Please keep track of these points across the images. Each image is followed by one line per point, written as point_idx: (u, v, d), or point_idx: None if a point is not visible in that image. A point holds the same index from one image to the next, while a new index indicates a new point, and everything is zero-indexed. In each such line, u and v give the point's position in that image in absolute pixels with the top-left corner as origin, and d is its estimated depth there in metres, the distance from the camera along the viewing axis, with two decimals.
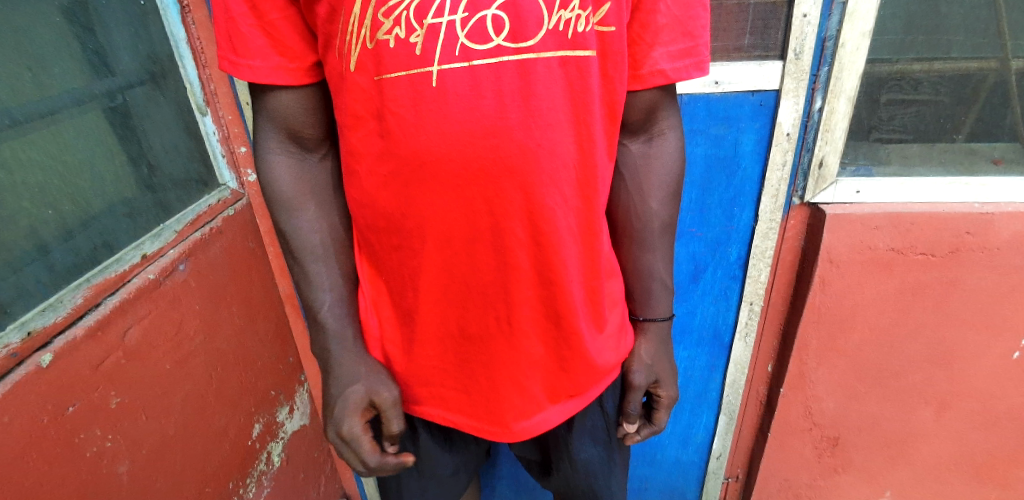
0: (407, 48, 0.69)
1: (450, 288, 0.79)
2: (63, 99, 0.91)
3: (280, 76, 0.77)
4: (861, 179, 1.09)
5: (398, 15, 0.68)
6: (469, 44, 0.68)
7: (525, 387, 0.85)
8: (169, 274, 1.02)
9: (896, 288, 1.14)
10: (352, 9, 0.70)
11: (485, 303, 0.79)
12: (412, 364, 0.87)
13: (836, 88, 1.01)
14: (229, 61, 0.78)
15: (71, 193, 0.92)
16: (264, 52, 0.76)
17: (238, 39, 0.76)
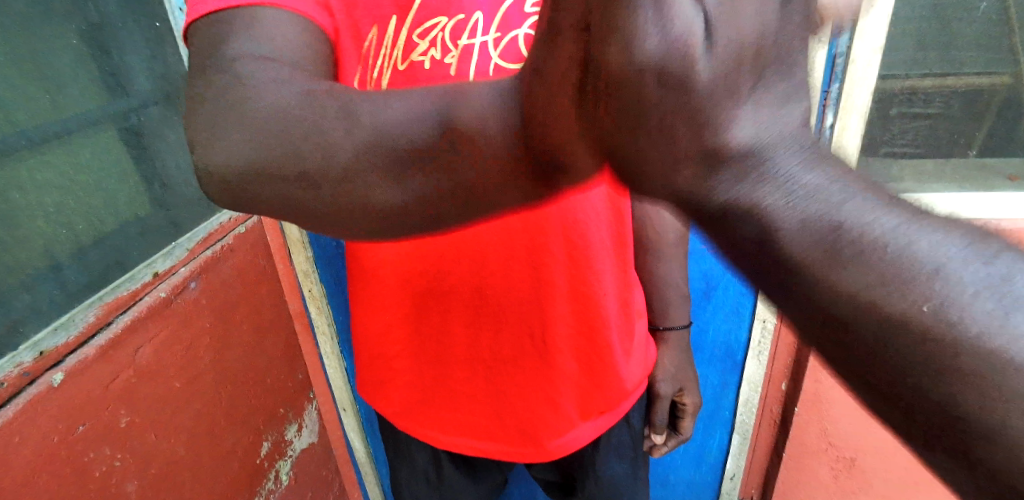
0: (442, 68, 0.67)
1: (484, 309, 0.77)
2: (78, 120, 0.93)
3: (295, 6, 0.57)
4: None
5: (433, 36, 0.67)
6: (502, 64, 0.67)
7: (560, 405, 0.82)
8: (180, 292, 1.02)
9: None
10: (382, 29, 0.67)
11: (521, 323, 0.78)
12: (439, 391, 0.84)
13: (848, 105, 1.00)
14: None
15: (85, 212, 0.94)
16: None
17: None
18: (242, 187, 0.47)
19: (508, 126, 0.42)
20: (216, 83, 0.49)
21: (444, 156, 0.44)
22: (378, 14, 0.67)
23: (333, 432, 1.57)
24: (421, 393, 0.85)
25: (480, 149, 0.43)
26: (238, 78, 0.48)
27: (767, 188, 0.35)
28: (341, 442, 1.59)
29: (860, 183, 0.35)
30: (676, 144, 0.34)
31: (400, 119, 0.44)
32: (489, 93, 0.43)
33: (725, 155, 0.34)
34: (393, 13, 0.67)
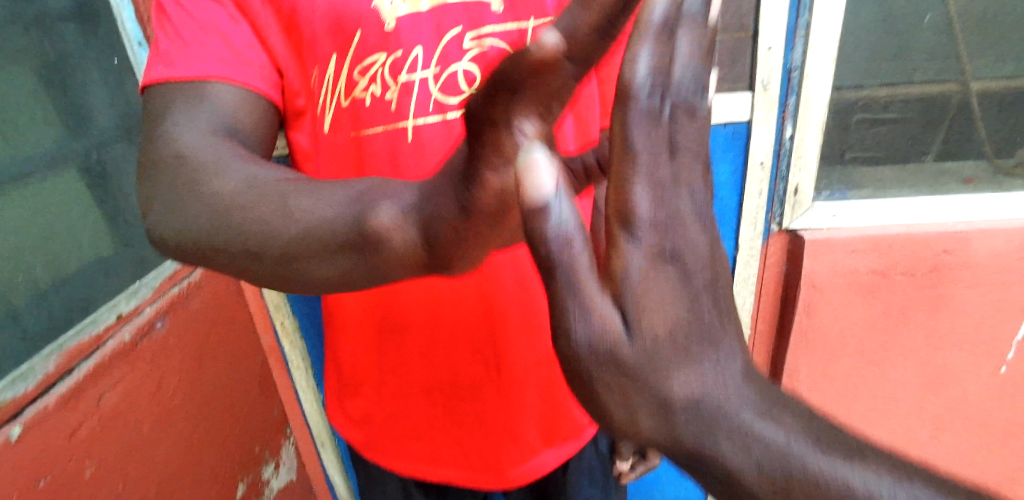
0: (384, 105, 0.65)
1: (440, 339, 0.77)
2: (37, 160, 0.91)
3: (246, 74, 0.60)
4: (836, 203, 1.10)
5: (373, 72, 0.65)
6: (442, 98, 0.66)
7: (521, 434, 0.81)
8: (146, 332, 0.99)
9: (882, 310, 1.15)
10: (324, 69, 0.65)
11: (476, 354, 0.77)
12: (398, 419, 0.83)
13: (806, 117, 1.03)
14: (164, 65, 0.58)
15: (44, 256, 0.91)
16: (227, 37, 0.60)
17: (181, 43, 0.59)
18: (193, 246, 0.50)
19: (421, 234, 0.45)
20: (170, 155, 0.52)
21: (359, 253, 0.47)
22: (319, 55, 0.65)
23: (313, 468, 1.54)
24: (380, 422, 0.84)
25: (391, 254, 0.46)
26: (185, 154, 0.51)
27: (731, 449, 0.38)
28: (321, 477, 1.56)
29: (803, 425, 0.39)
30: (629, 405, 0.40)
31: (328, 212, 0.47)
32: (405, 201, 0.45)
33: (676, 411, 0.39)
34: (333, 52, 0.65)
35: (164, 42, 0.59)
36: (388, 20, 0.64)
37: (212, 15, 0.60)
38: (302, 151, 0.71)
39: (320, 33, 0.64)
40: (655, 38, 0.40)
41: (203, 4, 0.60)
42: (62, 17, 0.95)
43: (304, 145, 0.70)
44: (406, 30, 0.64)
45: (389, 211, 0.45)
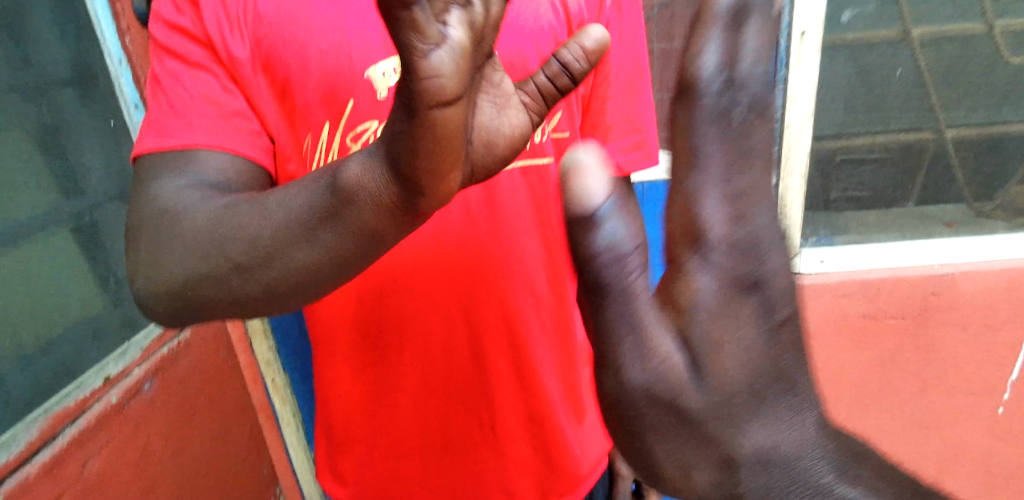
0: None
1: (431, 371, 0.75)
2: (29, 226, 0.90)
3: (236, 143, 0.59)
4: (823, 249, 1.13)
5: (366, 138, 0.62)
6: None
7: (515, 492, 0.79)
8: (134, 394, 0.97)
9: (876, 355, 1.16)
10: (316, 136, 0.63)
11: (470, 385, 0.76)
12: (389, 482, 0.80)
13: (789, 167, 1.06)
14: (157, 136, 0.58)
15: (32, 320, 0.89)
16: (219, 106, 0.59)
17: (175, 112, 0.58)
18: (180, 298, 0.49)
19: (388, 181, 0.38)
20: (161, 206, 0.52)
21: (334, 223, 0.42)
22: (310, 122, 0.63)
23: None
24: (370, 486, 0.81)
25: (363, 216, 0.40)
26: (174, 210, 0.50)
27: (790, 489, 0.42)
28: None
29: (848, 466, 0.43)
30: (682, 457, 0.42)
31: (302, 197, 0.43)
32: (370, 150, 0.39)
33: (738, 463, 0.42)
34: (324, 120, 0.63)
35: (158, 114, 0.59)
36: (380, 90, 0.62)
37: (204, 86, 0.59)
38: None
39: (311, 101, 0.62)
40: (722, 25, 0.40)
41: (196, 75, 0.59)
42: (61, 83, 0.96)
43: None
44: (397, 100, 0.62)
45: (357, 165, 0.39)
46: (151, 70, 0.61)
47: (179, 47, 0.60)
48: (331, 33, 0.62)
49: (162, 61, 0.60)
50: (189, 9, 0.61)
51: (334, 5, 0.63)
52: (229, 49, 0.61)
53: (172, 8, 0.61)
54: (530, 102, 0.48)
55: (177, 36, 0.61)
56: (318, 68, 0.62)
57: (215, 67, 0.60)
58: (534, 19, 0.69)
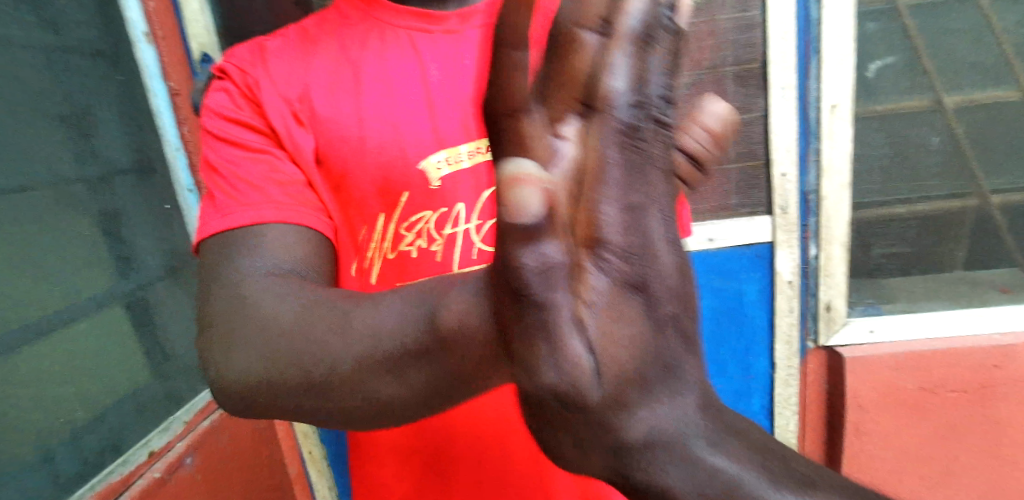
0: (429, 256, 0.67)
1: (487, 460, 0.65)
2: (85, 306, 0.94)
3: (301, 218, 0.57)
4: (872, 319, 1.12)
5: (419, 227, 0.67)
6: (485, 248, 0.67)
7: None
8: (175, 469, 0.98)
9: (937, 428, 1.11)
10: (372, 226, 0.68)
11: (529, 479, 0.65)
12: None
13: (828, 236, 1.07)
14: (219, 219, 0.56)
15: (83, 397, 0.91)
16: (283, 186, 0.58)
17: (238, 194, 0.57)
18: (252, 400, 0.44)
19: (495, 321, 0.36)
20: (226, 299, 0.48)
21: (428, 357, 0.41)
22: (367, 215, 0.68)
23: None
24: None
25: (468, 351, 0.39)
26: (244, 298, 0.47)
27: (671, 466, 0.33)
28: None
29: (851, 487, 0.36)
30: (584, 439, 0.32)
31: (395, 317, 0.42)
32: (471, 288, 0.39)
33: (628, 446, 0.33)
34: (381, 211, 0.67)
35: (218, 197, 0.58)
36: (432, 179, 0.68)
37: (266, 170, 0.59)
38: None
39: (369, 195, 0.67)
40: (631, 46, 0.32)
41: (257, 161, 0.59)
42: (122, 171, 1.04)
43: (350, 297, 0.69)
44: (449, 187, 0.68)
45: (458, 302, 0.39)
46: (206, 160, 0.61)
47: (239, 137, 0.60)
48: (386, 129, 0.67)
49: (217, 150, 0.60)
50: (247, 105, 0.63)
51: (388, 103, 0.69)
52: (291, 140, 0.63)
53: (229, 102, 0.63)
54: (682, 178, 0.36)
55: (235, 127, 0.61)
56: (375, 163, 0.67)
57: (278, 154, 0.61)
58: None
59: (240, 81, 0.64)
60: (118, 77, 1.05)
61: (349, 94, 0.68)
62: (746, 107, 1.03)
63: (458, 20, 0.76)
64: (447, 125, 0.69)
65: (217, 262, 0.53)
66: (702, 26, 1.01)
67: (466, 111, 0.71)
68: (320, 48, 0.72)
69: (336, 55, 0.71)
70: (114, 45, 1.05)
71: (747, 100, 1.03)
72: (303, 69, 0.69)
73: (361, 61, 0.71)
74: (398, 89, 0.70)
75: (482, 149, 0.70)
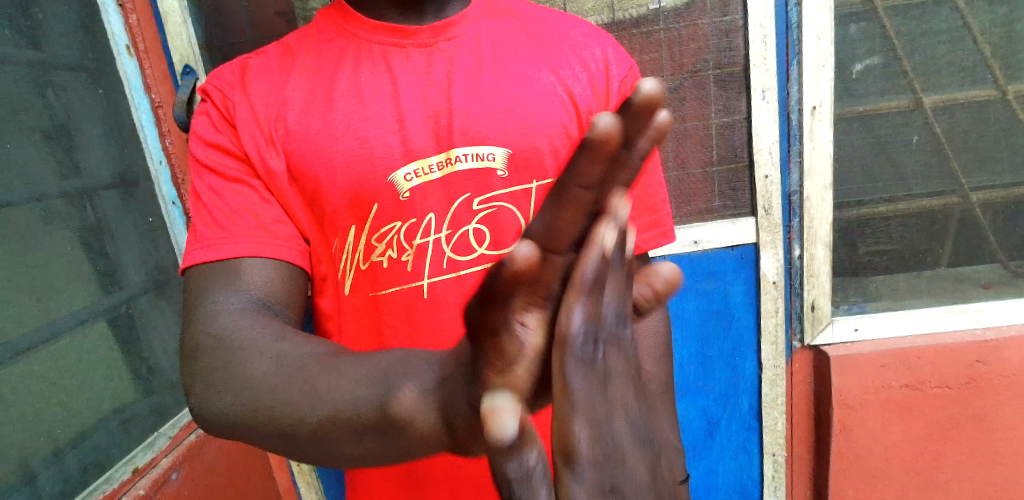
0: (400, 266, 0.69)
1: (455, 471, 0.71)
2: (68, 322, 0.93)
3: (277, 249, 0.62)
4: (857, 317, 1.14)
5: (389, 237, 0.69)
6: (455, 257, 0.70)
7: None
8: (160, 486, 0.96)
9: (923, 426, 1.12)
10: (343, 239, 0.69)
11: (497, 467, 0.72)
12: None
13: (812, 236, 1.08)
14: (203, 248, 0.61)
15: (66, 415, 0.90)
16: (258, 217, 0.63)
17: (222, 221, 0.61)
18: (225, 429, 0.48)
19: (443, 422, 0.39)
20: (206, 338, 0.52)
21: (383, 437, 0.42)
22: (339, 227, 0.68)
23: None
24: None
25: (414, 437, 0.40)
26: (224, 336, 0.52)
27: None
28: None
29: None
30: None
31: (354, 390, 0.44)
32: (425, 380, 0.41)
33: None
34: (352, 224, 0.68)
35: (202, 226, 0.62)
36: (402, 190, 0.68)
37: (244, 200, 0.63)
38: (326, 310, 0.73)
39: (340, 208, 0.67)
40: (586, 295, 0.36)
41: (236, 190, 0.64)
42: (105, 186, 1.02)
43: (327, 306, 0.73)
44: (419, 198, 0.69)
45: (411, 391, 0.40)
46: (194, 187, 0.65)
47: (221, 165, 0.64)
48: (354, 143, 0.68)
49: (203, 179, 0.65)
50: (227, 130, 0.67)
51: (358, 118, 0.69)
52: (265, 163, 0.65)
53: (210, 128, 0.67)
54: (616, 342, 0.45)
55: (216, 154, 0.65)
56: (344, 177, 0.67)
57: (256, 182, 0.65)
58: (544, 115, 0.71)
59: (221, 105, 0.68)
60: (100, 91, 1.03)
61: (320, 109, 0.69)
62: (727, 110, 1.03)
63: (433, 32, 0.75)
64: (417, 136, 0.69)
65: (202, 292, 0.58)
66: (685, 30, 1.00)
67: (437, 121, 0.70)
68: (296, 65, 0.73)
69: (311, 72, 0.73)
70: (97, 59, 1.03)
71: (729, 104, 1.03)
72: (279, 88, 0.70)
73: (336, 77, 0.72)
74: (370, 102, 0.70)
75: (452, 158, 0.70)
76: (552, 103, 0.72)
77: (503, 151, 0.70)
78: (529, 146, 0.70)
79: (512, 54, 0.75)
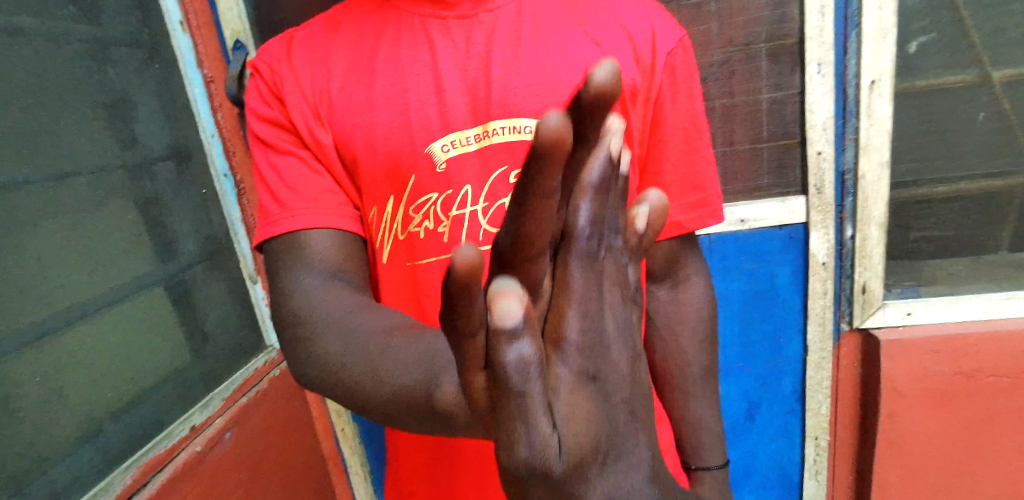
0: (437, 237, 0.70)
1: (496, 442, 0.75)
2: (130, 287, 0.98)
3: (328, 221, 0.67)
4: (909, 301, 1.10)
5: (426, 209, 0.70)
6: (490, 228, 0.70)
7: None
8: (215, 444, 1.02)
9: (976, 416, 1.09)
10: (382, 208, 0.70)
11: None
12: None
13: (865, 217, 1.05)
14: (269, 222, 0.68)
15: (130, 374, 0.95)
16: (310, 188, 0.68)
17: (280, 198, 0.68)
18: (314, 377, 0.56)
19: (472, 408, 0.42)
20: (287, 306, 0.62)
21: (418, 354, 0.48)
22: (377, 197, 0.70)
23: None
24: None
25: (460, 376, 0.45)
26: (301, 295, 0.61)
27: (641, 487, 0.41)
28: None
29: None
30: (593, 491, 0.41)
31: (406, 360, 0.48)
32: None
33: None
34: (389, 195, 0.70)
35: (266, 201, 0.69)
36: (439, 161, 0.69)
37: (296, 171, 0.68)
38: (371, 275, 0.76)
39: (378, 179, 0.69)
40: (590, 193, 0.43)
41: (289, 164, 0.69)
42: (161, 157, 1.06)
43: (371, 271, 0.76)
44: (455, 170, 0.69)
45: (453, 385, 0.42)
46: (255, 161, 0.72)
47: (276, 140, 0.70)
48: (394, 114, 0.69)
49: (263, 154, 0.71)
50: (277, 104, 0.71)
51: (398, 91, 0.70)
52: (313, 135, 0.69)
53: (263, 104, 0.72)
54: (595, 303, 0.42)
55: (271, 128, 0.71)
56: (384, 148, 0.69)
57: (305, 154, 0.69)
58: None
59: (269, 79, 0.72)
60: (156, 66, 1.07)
61: (362, 82, 0.71)
62: (778, 86, 1.01)
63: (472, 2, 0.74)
64: (455, 108, 0.70)
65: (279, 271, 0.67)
66: (735, 2, 0.98)
67: (475, 94, 0.71)
68: (339, 37, 0.75)
69: (352, 43, 0.74)
70: (152, 35, 1.07)
71: (781, 79, 1.01)
72: (321, 61, 0.73)
73: (376, 47, 0.73)
74: (408, 73, 0.71)
75: (489, 131, 0.70)
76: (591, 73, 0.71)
77: None
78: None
79: (554, 25, 0.74)
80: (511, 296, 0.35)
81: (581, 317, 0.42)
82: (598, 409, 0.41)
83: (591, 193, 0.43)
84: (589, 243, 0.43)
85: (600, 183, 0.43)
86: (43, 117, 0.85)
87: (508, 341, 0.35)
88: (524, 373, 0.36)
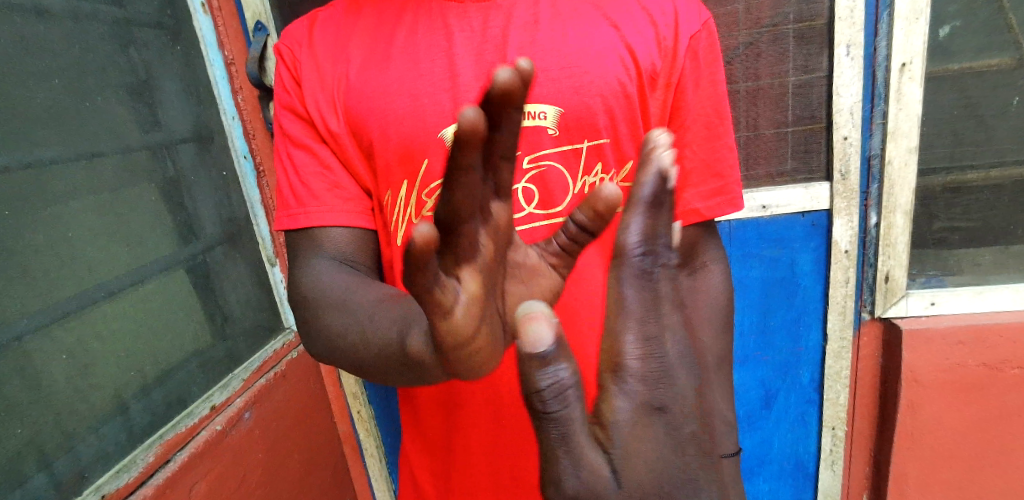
0: None
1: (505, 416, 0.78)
2: (154, 267, 0.99)
3: (337, 215, 0.68)
4: (933, 291, 1.08)
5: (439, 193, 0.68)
6: None
7: None
8: (234, 423, 1.04)
9: (999, 409, 1.07)
10: (396, 193, 0.69)
11: None
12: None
13: (890, 204, 1.02)
14: (285, 212, 0.70)
15: (154, 353, 0.97)
16: (323, 179, 0.69)
17: (296, 190, 0.69)
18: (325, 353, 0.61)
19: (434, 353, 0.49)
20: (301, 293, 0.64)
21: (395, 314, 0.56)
22: (390, 182, 0.69)
23: None
24: None
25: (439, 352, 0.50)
26: (315, 283, 0.64)
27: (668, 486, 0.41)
28: None
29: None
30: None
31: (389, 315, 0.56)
32: None
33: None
34: (402, 180, 0.68)
35: (283, 191, 0.71)
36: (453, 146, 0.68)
37: (310, 162, 0.69)
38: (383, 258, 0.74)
39: (391, 163, 0.68)
40: (642, 212, 0.45)
41: (304, 153, 0.70)
42: (182, 139, 1.07)
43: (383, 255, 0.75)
44: None
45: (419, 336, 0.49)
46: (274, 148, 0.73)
47: (293, 129, 0.71)
48: (407, 100, 0.68)
49: (282, 142, 0.72)
50: (296, 90, 0.72)
51: (412, 75, 0.69)
52: (327, 124, 0.69)
53: (284, 91, 0.73)
54: (553, 262, 0.52)
55: (289, 116, 0.72)
56: (396, 133, 0.68)
57: (320, 144, 0.70)
58: (599, 73, 0.69)
59: (290, 66, 0.73)
60: (178, 48, 1.07)
61: (378, 68, 0.70)
62: (806, 68, 0.98)
63: None
64: (469, 94, 0.68)
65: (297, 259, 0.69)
66: None
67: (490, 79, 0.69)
68: (358, 20, 0.75)
69: (372, 27, 0.74)
70: (174, 16, 1.07)
71: (809, 61, 0.98)
72: (340, 45, 0.73)
73: (394, 31, 0.73)
74: (423, 59, 0.70)
75: None
76: (609, 57, 0.70)
77: (554, 110, 0.69)
78: (580, 105, 0.69)
79: (573, 9, 0.72)
80: (537, 318, 0.39)
81: (641, 343, 0.43)
82: (663, 441, 0.43)
83: (643, 210, 0.45)
84: (643, 262, 0.45)
85: (653, 200, 0.46)
86: (69, 96, 0.86)
87: (541, 365, 0.39)
88: (564, 400, 0.40)
